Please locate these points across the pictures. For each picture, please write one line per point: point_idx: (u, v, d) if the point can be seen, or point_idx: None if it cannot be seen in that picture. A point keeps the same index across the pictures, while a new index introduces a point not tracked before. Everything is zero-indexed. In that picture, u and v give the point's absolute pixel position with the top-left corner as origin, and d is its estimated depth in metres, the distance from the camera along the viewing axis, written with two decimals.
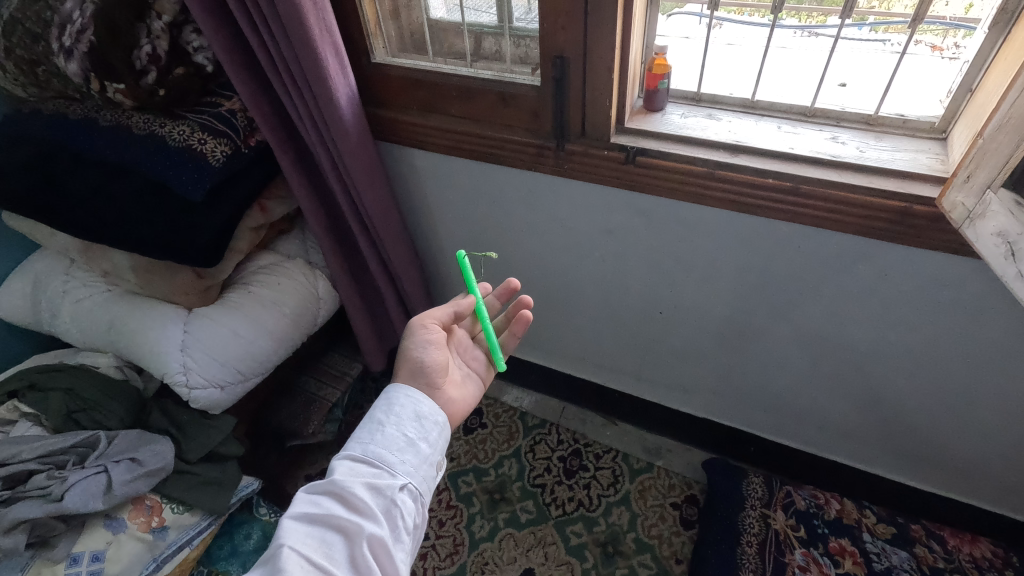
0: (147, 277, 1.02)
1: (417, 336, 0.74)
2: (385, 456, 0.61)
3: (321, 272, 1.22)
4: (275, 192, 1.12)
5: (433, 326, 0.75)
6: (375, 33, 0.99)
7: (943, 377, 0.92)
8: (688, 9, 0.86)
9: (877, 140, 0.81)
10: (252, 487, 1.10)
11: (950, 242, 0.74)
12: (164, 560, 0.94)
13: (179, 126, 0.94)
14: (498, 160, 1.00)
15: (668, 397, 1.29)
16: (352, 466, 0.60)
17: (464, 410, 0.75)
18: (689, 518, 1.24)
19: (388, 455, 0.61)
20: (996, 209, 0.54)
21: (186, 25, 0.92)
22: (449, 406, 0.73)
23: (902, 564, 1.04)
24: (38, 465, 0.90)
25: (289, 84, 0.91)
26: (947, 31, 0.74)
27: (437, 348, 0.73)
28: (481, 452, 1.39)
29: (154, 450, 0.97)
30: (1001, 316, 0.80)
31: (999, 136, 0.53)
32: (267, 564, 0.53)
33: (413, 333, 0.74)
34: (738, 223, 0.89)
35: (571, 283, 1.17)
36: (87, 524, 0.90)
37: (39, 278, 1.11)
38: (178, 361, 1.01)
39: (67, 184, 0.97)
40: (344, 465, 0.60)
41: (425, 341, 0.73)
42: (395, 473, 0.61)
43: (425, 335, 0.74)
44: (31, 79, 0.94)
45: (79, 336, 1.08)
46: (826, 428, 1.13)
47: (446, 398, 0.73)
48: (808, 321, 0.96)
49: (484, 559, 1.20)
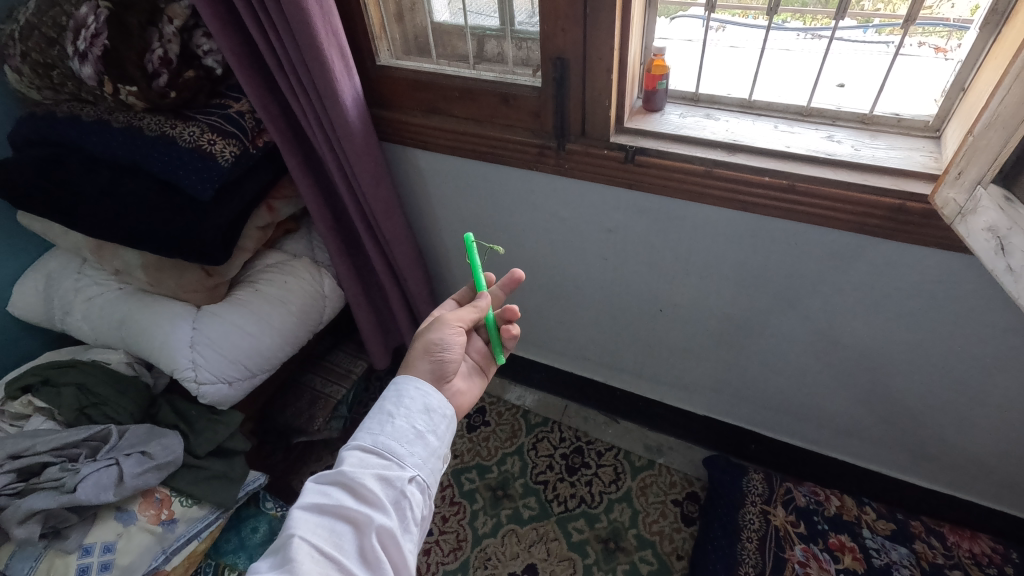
0: (157, 275, 1.05)
1: (443, 339, 0.73)
2: (394, 448, 0.62)
3: (327, 271, 1.24)
4: (282, 192, 1.14)
5: (458, 331, 0.75)
6: (380, 36, 1.01)
7: (941, 373, 0.93)
8: (693, 11, 0.86)
9: (872, 139, 0.82)
10: (259, 481, 1.12)
11: (943, 239, 0.75)
12: (172, 552, 0.96)
13: (189, 128, 0.96)
14: (500, 160, 1.02)
15: (669, 394, 1.31)
16: (362, 457, 0.61)
17: (470, 401, 0.77)
18: (690, 515, 1.25)
19: (398, 447, 0.62)
20: (985, 205, 0.55)
21: (196, 29, 0.95)
22: (456, 397, 0.75)
23: (902, 559, 1.05)
24: (51, 458, 0.93)
25: (297, 86, 0.93)
26: (951, 32, 0.75)
27: (457, 350, 0.74)
28: (484, 450, 1.40)
29: (164, 444, 1.00)
30: (996, 312, 0.81)
31: (989, 133, 0.54)
32: (278, 553, 0.54)
33: (440, 336, 0.73)
34: (735, 220, 0.90)
35: (573, 282, 1.18)
36: (98, 515, 0.93)
37: (52, 276, 1.14)
38: (187, 357, 1.03)
39: (80, 184, 1.00)
40: (353, 456, 0.61)
41: (450, 345, 0.73)
42: (404, 465, 0.61)
43: (451, 339, 0.73)
44: (47, 82, 0.97)
45: (90, 334, 1.11)
46: (826, 425, 1.14)
47: (452, 389, 0.74)
48: (807, 318, 0.98)
49: (487, 555, 1.21)
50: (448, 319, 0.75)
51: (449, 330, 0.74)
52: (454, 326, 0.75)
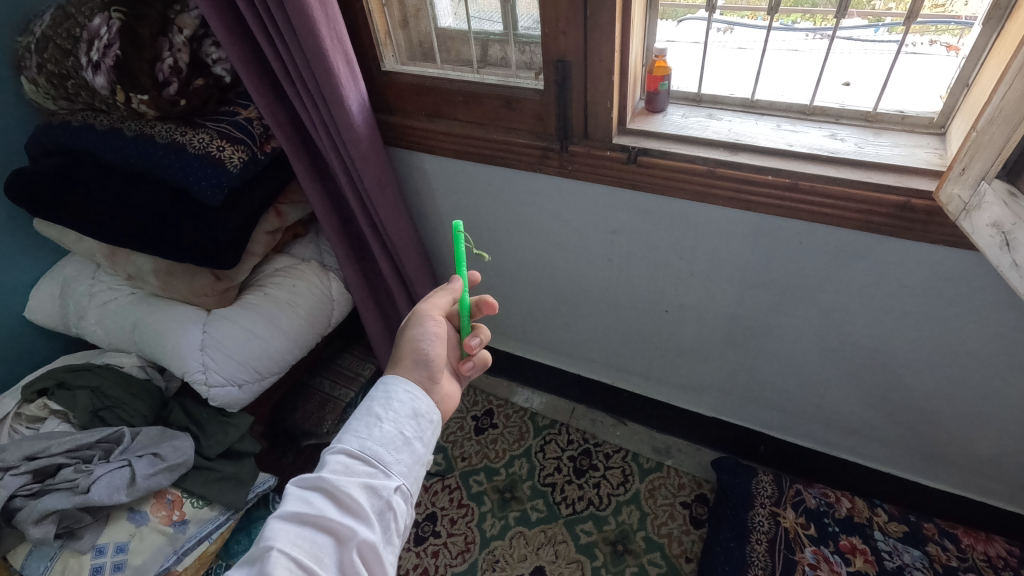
0: (168, 279, 1.06)
1: (424, 333, 0.75)
2: (381, 455, 0.62)
3: (334, 274, 1.26)
4: (290, 196, 1.16)
5: (437, 320, 0.78)
6: (385, 42, 1.03)
7: (954, 373, 0.92)
8: (699, 14, 0.86)
9: (876, 136, 0.82)
10: (268, 483, 1.13)
11: (949, 235, 0.75)
12: (184, 552, 0.98)
13: (200, 135, 0.98)
14: (504, 163, 1.03)
15: (677, 396, 1.30)
16: (347, 464, 0.61)
17: (455, 403, 0.79)
18: (699, 517, 1.24)
19: (385, 453, 0.62)
20: (988, 200, 0.54)
21: (205, 38, 0.97)
22: (443, 401, 0.75)
23: (915, 562, 1.04)
24: (65, 459, 0.95)
25: (303, 93, 0.94)
26: (964, 30, 0.74)
27: (439, 343, 0.75)
28: (492, 452, 1.41)
29: (175, 445, 1.01)
30: (1008, 310, 0.80)
31: (992, 128, 0.53)
32: (256, 563, 0.53)
33: (421, 330, 0.75)
34: (739, 219, 0.90)
35: (578, 283, 1.19)
36: (111, 516, 0.94)
37: (68, 281, 1.17)
38: (197, 360, 1.05)
39: (94, 191, 1.02)
40: (338, 462, 0.61)
41: (431, 338, 0.75)
42: (390, 473, 0.62)
43: (431, 331, 0.76)
44: (62, 92, 1.00)
45: (103, 338, 1.13)
46: (835, 426, 1.13)
47: (440, 393, 0.75)
48: (815, 316, 0.97)
49: (495, 556, 1.22)
50: (426, 311, 0.78)
51: (429, 321, 0.77)
52: (432, 316, 0.77)
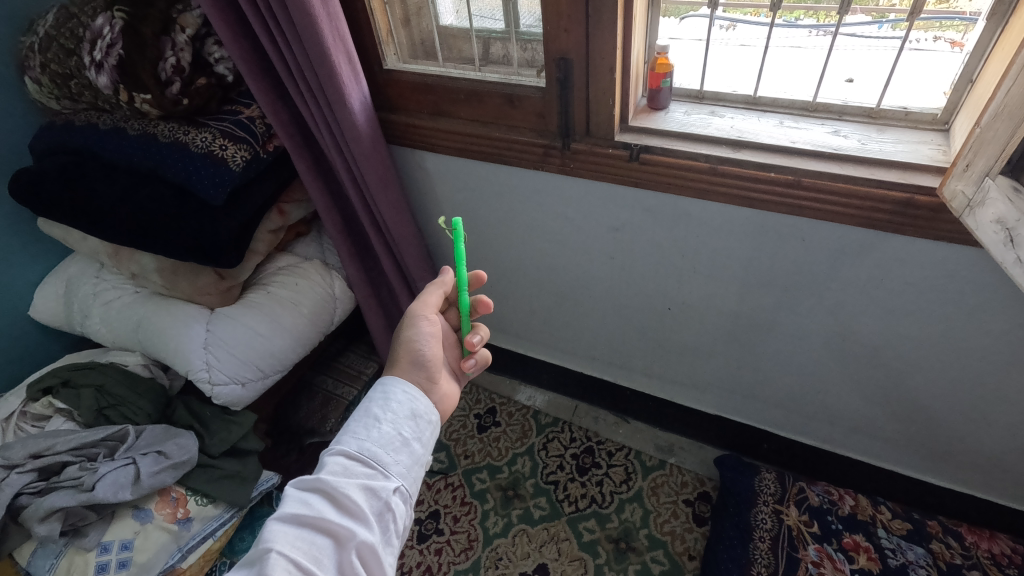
0: (172, 278, 1.07)
1: (420, 334, 0.75)
2: (379, 456, 0.62)
3: (337, 272, 1.26)
4: (293, 195, 1.16)
5: (431, 319, 0.78)
6: (386, 40, 1.03)
7: (957, 370, 0.91)
8: (701, 12, 0.86)
9: (879, 133, 0.82)
10: (272, 481, 1.14)
11: (953, 231, 0.74)
12: (187, 550, 0.98)
13: (202, 134, 0.98)
14: (506, 161, 1.03)
15: (679, 394, 1.30)
16: (346, 465, 0.61)
17: (455, 402, 0.79)
18: (702, 515, 1.24)
19: (384, 455, 0.62)
20: (992, 197, 0.54)
21: (208, 37, 0.97)
22: (441, 401, 0.76)
23: (918, 560, 1.04)
24: (70, 457, 0.95)
25: (305, 92, 0.94)
26: (968, 26, 0.73)
27: (434, 342, 0.76)
28: (495, 450, 1.41)
29: (178, 444, 1.02)
30: (1012, 307, 0.80)
31: (996, 124, 0.53)
32: (255, 564, 0.53)
33: (416, 331, 0.75)
34: (742, 216, 0.90)
35: (580, 281, 1.19)
36: (116, 514, 0.95)
37: (72, 280, 1.17)
38: (201, 359, 1.05)
39: (97, 191, 1.02)
40: (337, 463, 0.61)
41: (427, 337, 0.76)
42: (389, 474, 0.62)
43: (426, 331, 0.76)
44: (66, 91, 1.00)
45: (107, 336, 1.14)
46: (838, 423, 1.13)
47: (440, 393, 0.76)
48: (818, 313, 0.96)
49: (498, 554, 1.22)
50: (419, 311, 0.77)
51: (422, 322, 0.77)
52: (426, 315, 0.77)
